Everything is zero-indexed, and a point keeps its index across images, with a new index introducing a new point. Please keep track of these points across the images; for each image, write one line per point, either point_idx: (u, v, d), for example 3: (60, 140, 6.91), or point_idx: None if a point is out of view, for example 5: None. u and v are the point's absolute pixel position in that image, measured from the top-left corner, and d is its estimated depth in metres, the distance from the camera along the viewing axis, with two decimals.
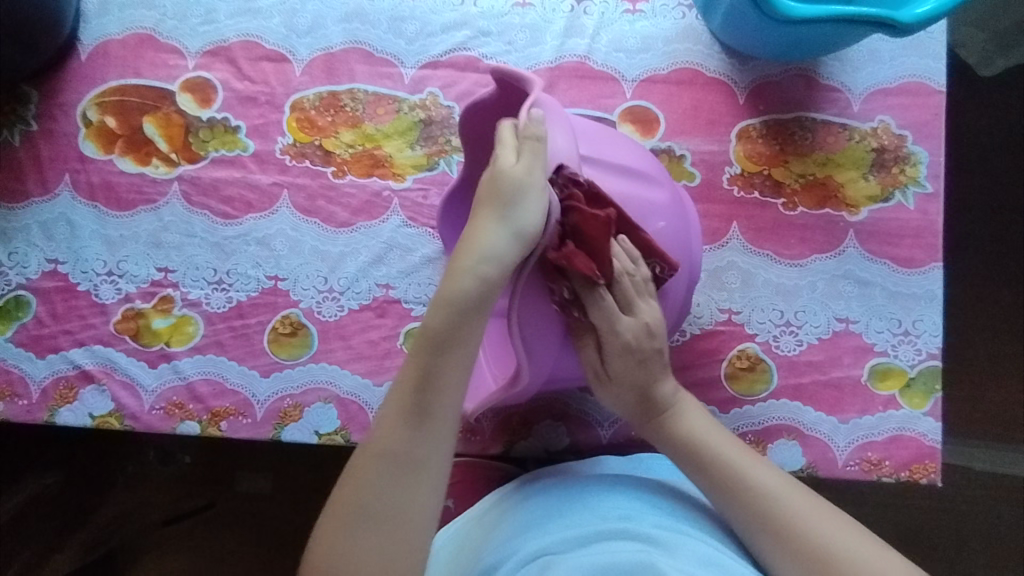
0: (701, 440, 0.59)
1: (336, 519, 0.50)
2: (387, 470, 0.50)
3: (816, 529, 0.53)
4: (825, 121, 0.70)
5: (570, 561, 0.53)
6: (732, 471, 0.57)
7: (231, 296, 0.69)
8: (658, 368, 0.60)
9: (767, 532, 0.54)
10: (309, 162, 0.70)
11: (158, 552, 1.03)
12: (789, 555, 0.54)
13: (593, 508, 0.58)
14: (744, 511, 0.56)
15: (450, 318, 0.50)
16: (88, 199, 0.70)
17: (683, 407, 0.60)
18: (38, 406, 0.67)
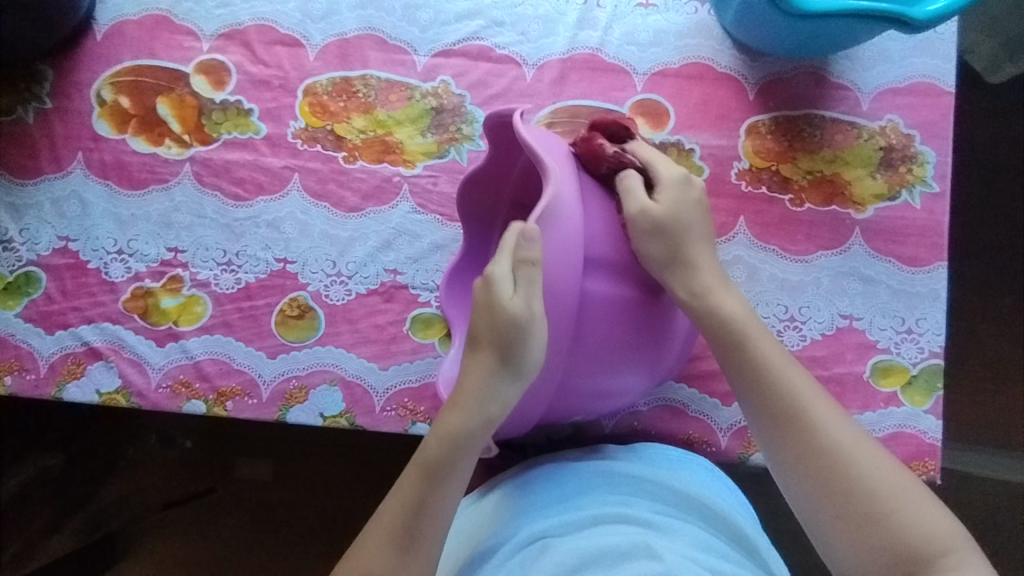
0: (763, 345, 0.56)
1: (374, 541, 0.53)
2: (425, 497, 0.53)
3: (865, 472, 0.52)
4: (834, 119, 0.71)
5: (569, 542, 0.54)
6: (788, 393, 0.54)
7: (239, 277, 0.70)
8: (699, 229, 0.58)
9: (833, 478, 0.52)
10: (320, 147, 0.71)
11: (154, 536, 1.03)
12: (826, 494, 0.52)
13: (592, 492, 0.59)
14: (814, 453, 0.53)
15: (492, 346, 0.53)
16: (100, 177, 0.71)
17: (725, 290, 0.58)
18: (46, 381, 0.68)
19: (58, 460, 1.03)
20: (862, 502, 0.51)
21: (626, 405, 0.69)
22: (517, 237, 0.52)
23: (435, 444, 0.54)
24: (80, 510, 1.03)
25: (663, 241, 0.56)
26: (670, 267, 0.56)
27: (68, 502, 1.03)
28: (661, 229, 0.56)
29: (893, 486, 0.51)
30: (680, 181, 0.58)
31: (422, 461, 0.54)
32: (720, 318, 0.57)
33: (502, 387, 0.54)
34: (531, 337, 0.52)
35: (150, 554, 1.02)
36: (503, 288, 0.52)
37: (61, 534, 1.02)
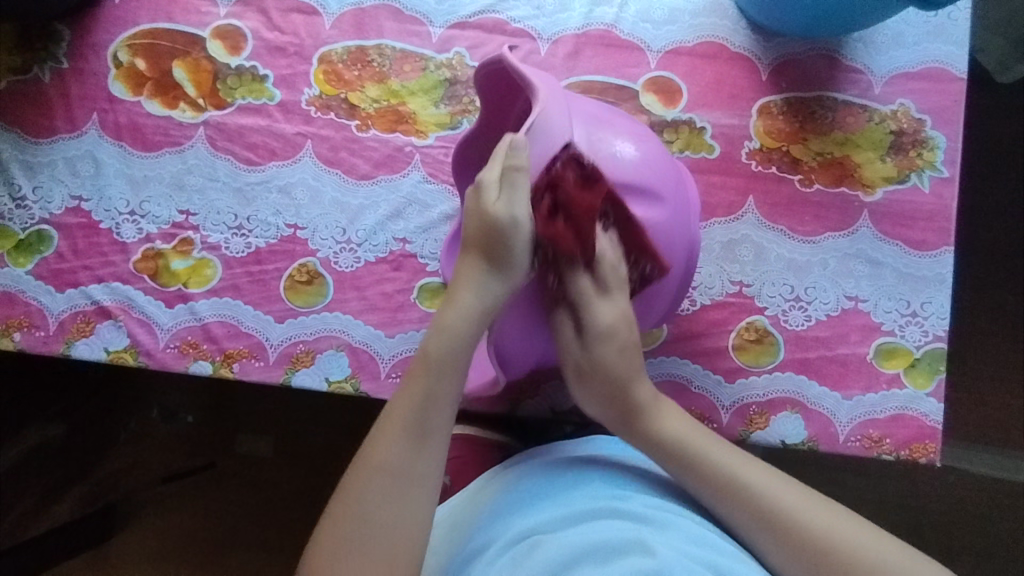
0: (684, 440, 0.58)
1: (386, 435, 0.53)
2: (432, 387, 0.54)
3: (762, 492, 0.55)
4: (846, 101, 0.71)
5: (558, 540, 0.52)
6: (716, 472, 0.56)
7: (250, 241, 0.70)
8: (638, 368, 0.59)
9: (760, 520, 0.54)
10: (334, 115, 0.71)
11: (152, 508, 1.04)
12: (769, 532, 0.54)
13: (584, 487, 0.58)
14: (737, 507, 0.55)
15: (492, 233, 0.54)
16: (115, 138, 0.71)
17: (664, 414, 0.59)
18: (55, 338, 0.68)
19: (60, 430, 1.03)
20: (783, 530, 0.54)
21: None
22: (506, 147, 0.53)
23: (435, 338, 0.55)
24: (79, 482, 1.03)
25: (614, 400, 0.59)
26: (619, 418, 0.60)
27: (68, 473, 1.03)
28: (612, 338, 0.58)
29: (839, 526, 0.53)
30: (614, 295, 0.58)
31: (427, 352, 0.55)
32: (659, 443, 0.59)
33: (493, 287, 0.55)
34: (519, 232, 0.53)
35: (148, 526, 1.03)
36: (489, 192, 0.54)
37: (59, 505, 1.02)
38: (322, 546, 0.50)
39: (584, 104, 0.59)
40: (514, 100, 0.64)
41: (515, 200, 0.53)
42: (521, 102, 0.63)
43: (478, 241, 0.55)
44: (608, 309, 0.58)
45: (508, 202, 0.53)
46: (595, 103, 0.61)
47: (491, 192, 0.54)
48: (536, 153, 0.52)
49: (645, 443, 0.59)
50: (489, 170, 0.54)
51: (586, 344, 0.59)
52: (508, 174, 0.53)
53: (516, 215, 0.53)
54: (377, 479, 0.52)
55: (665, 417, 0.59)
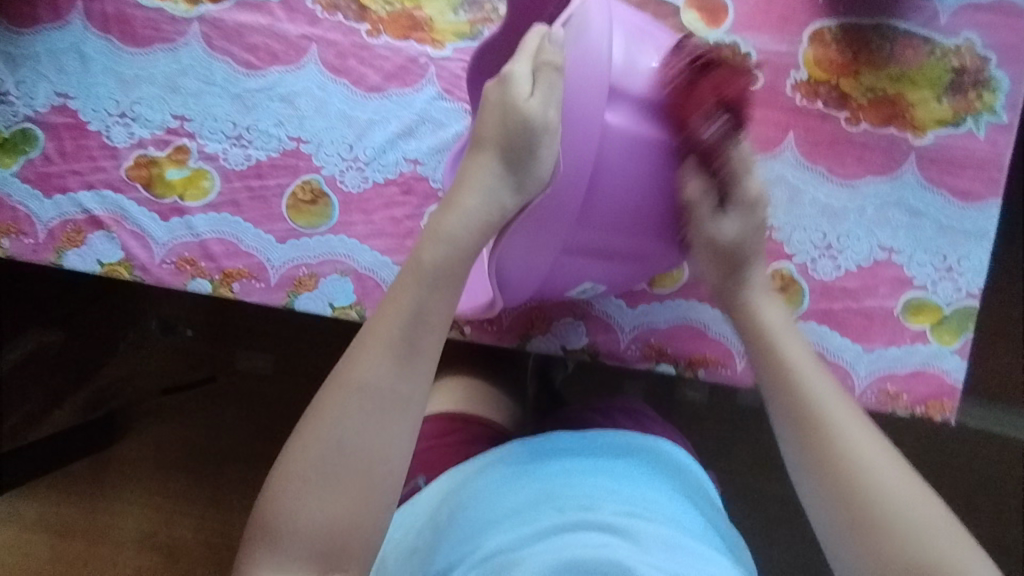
0: (774, 330, 0.55)
1: (370, 351, 0.47)
2: (424, 299, 0.49)
3: (859, 451, 0.46)
4: (907, 32, 0.65)
5: (535, 557, 0.48)
6: (808, 401, 0.49)
7: (250, 153, 0.65)
8: (758, 256, 0.57)
9: (832, 475, 0.46)
10: (342, 17, 0.65)
11: (150, 419, 1.03)
12: (834, 491, 0.46)
13: (552, 496, 0.53)
14: (813, 445, 0.48)
15: (512, 132, 0.50)
16: (101, 30, 0.65)
17: (764, 301, 0.57)
18: (45, 247, 0.65)
19: (57, 338, 1.03)
20: (856, 491, 0.45)
21: (646, 321, 0.66)
22: (540, 41, 0.51)
23: (431, 245, 0.50)
24: (78, 389, 1.03)
25: (723, 264, 0.57)
26: (723, 280, 0.57)
27: (66, 380, 1.03)
28: (729, 252, 0.56)
29: (899, 486, 0.45)
30: (736, 213, 0.55)
31: (423, 260, 0.49)
32: (752, 327, 0.56)
33: (506, 194, 0.51)
34: (549, 140, 0.49)
35: (146, 437, 1.02)
36: (519, 87, 0.50)
37: (61, 410, 1.02)
38: (292, 475, 0.45)
39: (630, 14, 0.54)
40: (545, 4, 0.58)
41: (546, 99, 0.49)
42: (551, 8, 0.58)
43: (496, 141, 0.51)
44: (757, 183, 0.56)
45: (539, 100, 0.49)
46: (646, 21, 0.55)
47: (519, 87, 0.50)
48: (573, 51, 0.50)
49: (741, 315, 0.57)
50: (518, 64, 0.50)
51: (729, 213, 0.55)
52: (540, 70, 0.50)
53: (544, 114, 0.49)
54: (358, 402, 0.46)
55: (765, 306, 0.56)
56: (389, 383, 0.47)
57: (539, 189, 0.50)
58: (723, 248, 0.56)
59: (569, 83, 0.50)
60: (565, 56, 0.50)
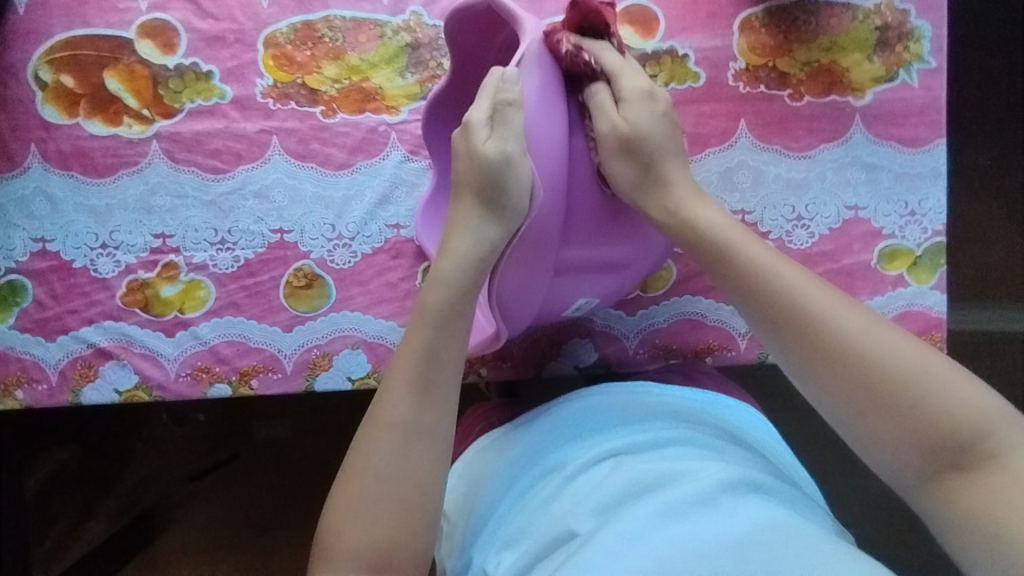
0: (730, 235, 0.51)
1: (389, 393, 0.49)
2: (436, 339, 0.50)
3: (855, 337, 0.44)
4: (828, 2, 0.68)
5: (642, 459, 0.52)
6: (783, 292, 0.47)
7: (237, 255, 0.67)
8: (672, 148, 0.55)
9: (818, 348, 0.45)
10: (294, 104, 0.66)
11: (186, 510, 1.04)
12: (831, 374, 0.44)
13: (655, 419, 0.57)
14: (782, 320, 0.47)
15: (484, 171, 0.52)
16: (62, 168, 0.65)
17: (695, 198, 0.53)
18: (60, 389, 0.66)
19: (73, 453, 1.01)
20: (855, 366, 0.44)
21: (648, 324, 0.69)
22: (497, 82, 0.53)
23: (431, 290, 0.52)
24: (107, 495, 1.04)
25: (631, 155, 0.53)
26: (642, 185, 0.54)
27: (92, 490, 1.03)
28: (636, 141, 0.53)
29: (902, 353, 0.43)
30: (651, 89, 0.56)
31: (426, 304, 0.51)
32: (688, 226, 0.52)
33: (490, 231, 0.52)
34: (516, 171, 0.51)
35: (187, 527, 1.04)
36: (478, 132, 0.52)
37: (95, 520, 1.03)
38: (342, 512, 0.46)
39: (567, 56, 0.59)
40: (493, 37, 0.60)
41: (507, 134, 0.52)
42: (502, 38, 0.59)
43: (473, 184, 0.53)
44: (637, 106, 0.54)
45: (500, 137, 0.52)
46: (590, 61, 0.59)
47: (483, 132, 0.52)
48: (527, 87, 0.53)
49: (672, 227, 0.53)
50: (477, 110, 0.53)
51: (624, 108, 0.54)
52: (502, 111, 0.52)
53: (506, 147, 0.51)
54: (388, 441, 0.48)
55: (699, 207, 0.53)
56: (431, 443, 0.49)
57: (519, 219, 0.52)
58: (625, 139, 0.53)
59: (528, 114, 0.53)
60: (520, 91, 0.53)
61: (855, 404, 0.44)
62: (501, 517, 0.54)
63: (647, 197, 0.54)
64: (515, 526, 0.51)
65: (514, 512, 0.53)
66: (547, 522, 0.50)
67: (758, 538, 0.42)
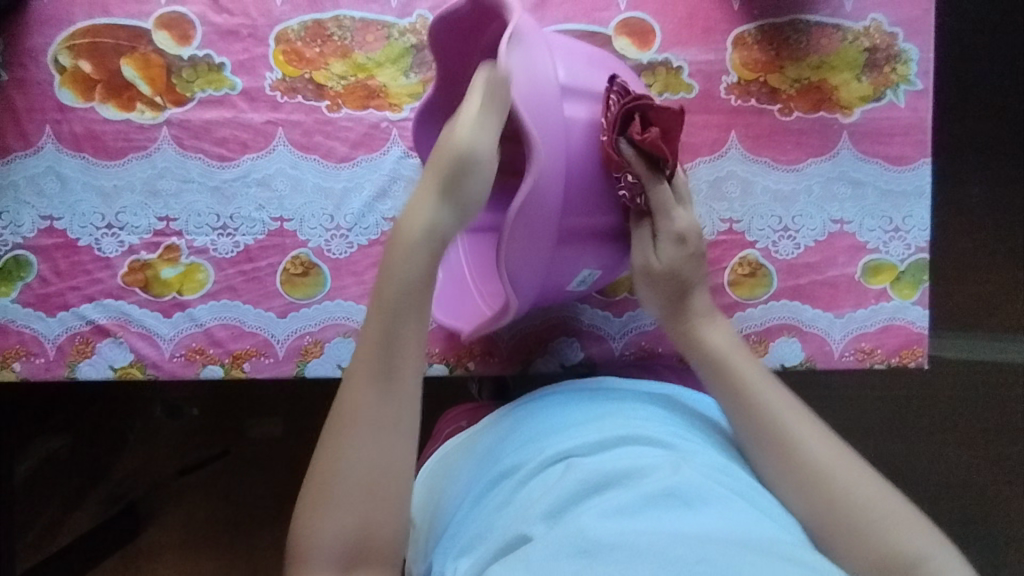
0: (724, 353, 0.61)
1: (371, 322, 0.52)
2: (411, 259, 0.52)
3: (835, 477, 0.54)
4: (819, 23, 0.71)
5: (591, 460, 0.53)
6: (781, 428, 0.56)
7: (237, 240, 0.68)
8: (701, 275, 0.63)
9: (801, 475, 0.55)
10: (301, 97, 0.69)
11: (173, 504, 1.04)
12: (803, 494, 0.54)
13: (615, 414, 0.58)
14: (773, 450, 0.56)
15: (452, 169, 0.53)
16: (74, 149, 0.68)
17: (713, 325, 0.62)
18: (56, 363, 0.67)
19: (65, 442, 1.01)
20: (830, 498, 0.53)
21: (634, 326, 0.71)
22: (485, 79, 0.53)
23: (406, 216, 0.53)
24: (96, 486, 1.03)
25: (662, 288, 0.62)
26: (669, 316, 0.63)
27: (82, 479, 1.03)
28: (669, 277, 0.62)
29: (863, 490, 0.53)
30: (685, 205, 0.62)
31: (403, 226, 0.53)
32: (701, 351, 0.62)
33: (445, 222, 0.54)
34: (482, 169, 0.53)
35: (174, 521, 1.03)
36: (456, 128, 0.53)
37: (83, 509, 1.02)
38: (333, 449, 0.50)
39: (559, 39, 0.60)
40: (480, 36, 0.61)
41: (484, 129, 0.53)
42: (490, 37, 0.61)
43: (437, 169, 0.53)
44: (686, 217, 0.62)
45: (475, 135, 0.53)
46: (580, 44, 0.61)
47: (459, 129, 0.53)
48: (522, 67, 0.53)
49: (687, 344, 0.63)
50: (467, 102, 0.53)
51: (677, 247, 0.62)
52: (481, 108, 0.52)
53: (482, 144, 0.53)
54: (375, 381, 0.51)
55: (732, 352, 0.61)
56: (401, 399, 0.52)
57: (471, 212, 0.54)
58: (660, 276, 0.62)
59: (525, 93, 0.53)
60: (517, 69, 0.52)
61: (808, 502, 0.54)
62: (464, 521, 0.56)
63: (676, 330, 0.63)
64: (472, 531, 0.53)
65: (473, 517, 0.55)
66: (504, 523, 0.51)
67: (702, 537, 0.45)
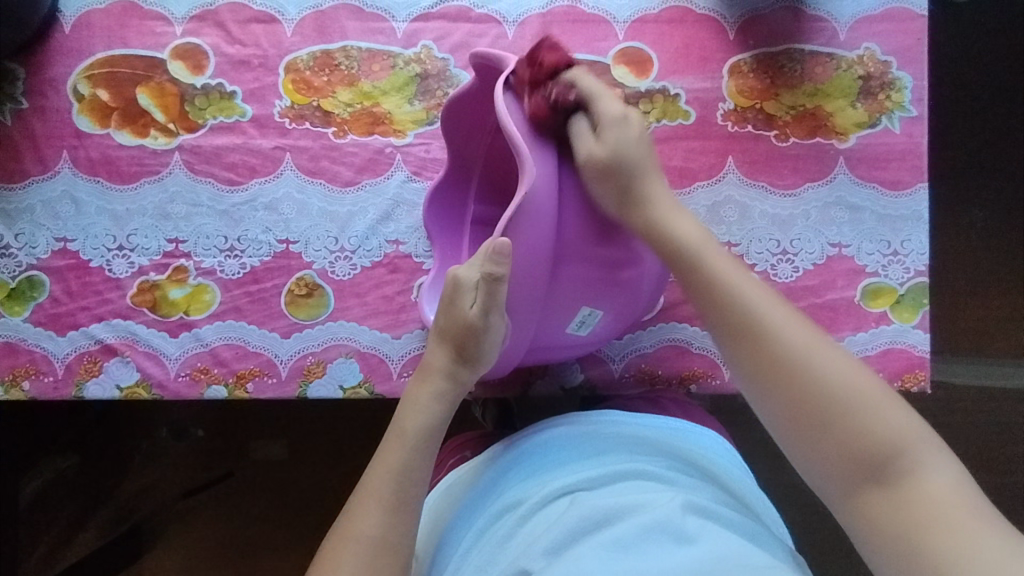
0: (695, 240, 0.56)
1: (431, 364, 0.60)
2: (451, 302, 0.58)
3: (847, 406, 0.49)
4: (813, 52, 0.72)
5: (594, 496, 0.53)
6: (780, 348, 0.51)
7: (243, 262, 0.70)
8: (652, 164, 0.58)
9: (810, 410, 0.49)
10: (309, 124, 0.71)
11: (177, 525, 1.03)
12: (812, 433, 0.49)
13: (618, 450, 0.59)
14: (771, 379, 0.51)
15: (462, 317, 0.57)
16: (89, 174, 0.70)
17: (675, 212, 0.57)
18: (65, 382, 0.68)
19: (72, 462, 1.01)
20: (841, 434, 0.48)
21: (634, 349, 0.71)
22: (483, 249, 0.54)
23: (438, 350, 0.60)
24: (100, 507, 1.03)
25: (612, 182, 0.56)
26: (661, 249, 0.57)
27: (87, 500, 1.03)
28: (610, 169, 0.55)
29: (877, 415, 0.48)
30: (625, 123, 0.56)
31: (432, 363, 0.60)
32: (669, 240, 0.56)
33: (463, 373, 0.59)
34: (490, 331, 0.57)
35: (177, 542, 1.03)
36: (464, 294, 0.57)
37: (88, 530, 1.02)
38: (377, 472, 0.55)
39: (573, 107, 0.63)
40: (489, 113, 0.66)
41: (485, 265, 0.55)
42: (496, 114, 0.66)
43: (451, 335, 0.59)
44: (614, 105, 0.57)
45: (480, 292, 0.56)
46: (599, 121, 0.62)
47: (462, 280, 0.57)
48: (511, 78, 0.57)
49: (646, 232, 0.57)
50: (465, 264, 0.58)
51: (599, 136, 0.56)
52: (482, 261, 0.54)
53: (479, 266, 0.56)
54: (427, 408, 0.58)
55: (676, 218, 0.57)
56: (429, 425, 0.58)
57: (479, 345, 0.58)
58: (601, 166, 0.55)
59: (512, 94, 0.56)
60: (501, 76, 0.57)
61: (799, 425, 0.50)
62: (466, 553, 0.54)
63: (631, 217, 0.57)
64: (474, 565, 0.52)
65: (474, 550, 0.54)
66: (504, 557, 0.51)
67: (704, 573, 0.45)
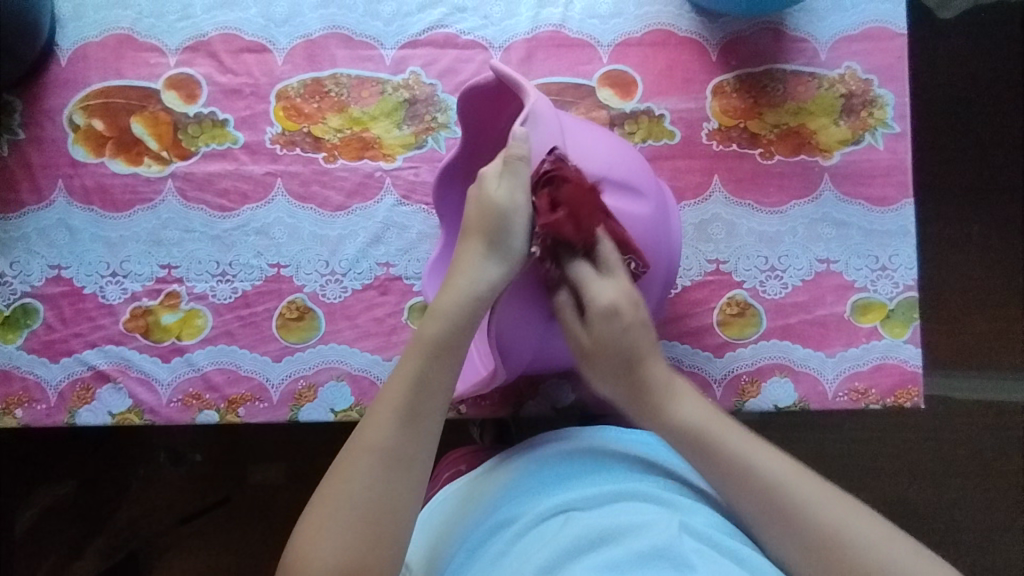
0: (703, 425, 0.56)
1: (462, 260, 0.58)
2: (480, 196, 0.57)
3: (850, 539, 0.51)
4: (795, 71, 0.73)
5: (591, 519, 0.53)
6: (795, 504, 0.52)
7: (235, 286, 0.71)
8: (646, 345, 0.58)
9: (818, 555, 0.51)
10: (299, 150, 0.72)
11: (175, 552, 1.03)
12: (807, 552, 0.52)
13: (614, 469, 0.58)
14: (794, 539, 0.52)
15: (488, 209, 0.57)
16: (84, 203, 0.71)
17: (677, 394, 0.58)
18: (57, 409, 0.68)
19: (70, 488, 1.01)
20: (843, 563, 0.50)
21: None
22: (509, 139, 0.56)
23: (467, 247, 0.58)
24: (96, 535, 1.01)
25: (614, 365, 0.58)
26: (633, 400, 0.59)
27: (83, 528, 1.01)
28: (612, 351, 0.58)
29: (882, 552, 0.50)
30: (614, 272, 0.57)
31: (457, 270, 0.58)
32: (673, 424, 0.57)
33: (491, 267, 0.57)
34: (517, 215, 0.56)
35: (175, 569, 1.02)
36: (490, 181, 0.57)
37: (83, 559, 1.00)
38: (400, 379, 0.55)
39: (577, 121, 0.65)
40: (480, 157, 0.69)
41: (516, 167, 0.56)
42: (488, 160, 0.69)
43: (478, 228, 0.57)
44: (609, 289, 0.57)
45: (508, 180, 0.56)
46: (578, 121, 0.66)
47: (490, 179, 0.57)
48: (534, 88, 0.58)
49: (657, 425, 0.58)
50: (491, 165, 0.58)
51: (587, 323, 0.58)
52: (512, 162, 0.56)
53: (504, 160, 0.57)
54: (458, 304, 0.57)
55: (722, 431, 0.56)
56: (448, 329, 0.56)
57: (517, 258, 0.57)
58: (602, 352, 0.58)
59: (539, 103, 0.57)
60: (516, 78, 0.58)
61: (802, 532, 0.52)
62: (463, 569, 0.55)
63: (644, 420, 0.59)
64: None
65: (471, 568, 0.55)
66: None
67: None
